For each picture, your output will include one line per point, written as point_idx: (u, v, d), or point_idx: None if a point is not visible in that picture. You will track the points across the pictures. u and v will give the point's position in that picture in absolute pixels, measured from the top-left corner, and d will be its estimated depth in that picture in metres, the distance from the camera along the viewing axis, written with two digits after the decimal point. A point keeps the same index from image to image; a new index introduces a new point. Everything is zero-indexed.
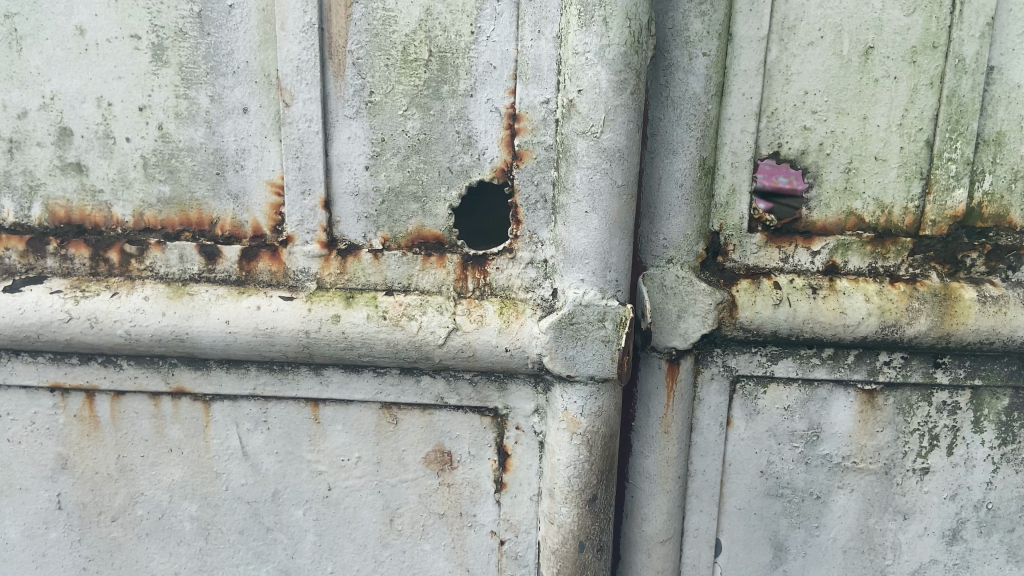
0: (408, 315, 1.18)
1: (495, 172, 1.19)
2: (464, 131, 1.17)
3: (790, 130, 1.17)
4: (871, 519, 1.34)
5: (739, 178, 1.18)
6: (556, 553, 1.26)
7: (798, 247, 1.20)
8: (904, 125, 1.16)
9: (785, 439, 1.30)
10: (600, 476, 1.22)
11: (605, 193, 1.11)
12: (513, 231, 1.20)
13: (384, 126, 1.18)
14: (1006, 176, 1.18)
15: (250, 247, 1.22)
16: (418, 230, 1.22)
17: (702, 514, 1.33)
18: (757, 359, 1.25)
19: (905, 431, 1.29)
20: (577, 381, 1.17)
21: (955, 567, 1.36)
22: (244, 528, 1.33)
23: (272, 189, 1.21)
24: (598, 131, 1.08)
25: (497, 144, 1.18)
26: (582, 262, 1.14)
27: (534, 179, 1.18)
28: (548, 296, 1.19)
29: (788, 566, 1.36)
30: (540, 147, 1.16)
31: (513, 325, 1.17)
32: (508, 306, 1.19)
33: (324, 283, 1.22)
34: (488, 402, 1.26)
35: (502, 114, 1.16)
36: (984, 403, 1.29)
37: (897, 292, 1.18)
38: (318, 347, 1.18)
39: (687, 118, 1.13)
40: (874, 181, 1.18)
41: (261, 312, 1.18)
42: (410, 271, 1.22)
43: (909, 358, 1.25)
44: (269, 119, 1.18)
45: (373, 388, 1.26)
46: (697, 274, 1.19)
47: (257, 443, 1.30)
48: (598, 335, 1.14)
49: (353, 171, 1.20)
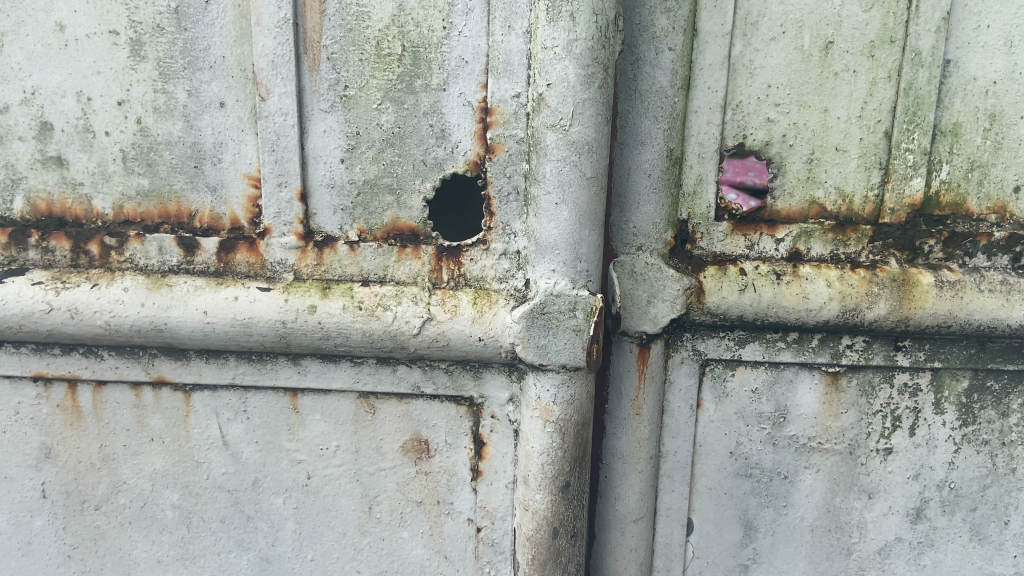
0: (383, 305, 1.21)
1: (468, 165, 1.22)
2: (438, 124, 1.21)
3: (754, 123, 1.21)
4: (837, 498, 1.38)
5: (706, 168, 1.22)
6: (531, 539, 1.30)
7: (762, 235, 1.24)
8: (864, 117, 1.21)
9: (753, 421, 1.34)
10: (573, 463, 1.26)
11: (575, 185, 1.14)
12: (486, 222, 1.23)
13: (359, 120, 1.21)
14: (963, 166, 1.23)
15: (228, 238, 1.25)
16: (394, 221, 1.25)
17: (674, 494, 1.38)
18: (725, 343, 1.29)
19: (868, 412, 1.34)
20: (550, 370, 1.20)
21: (919, 545, 1.41)
22: (226, 517, 1.36)
23: (249, 182, 1.23)
24: (567, 124, 1.11)
25: (470, 137, 1.21)
26: (553, 253, 1.17)
27: (507, 172, 1.21)
28: (521, 287, 1.22)
29: (757, 545, 1.41)
30: (511, 140, 1.19)
31: (486, 315, 1.20)
32: (482, 296, 1.22)
33: (301, 274, 1.25)
34: (464, 391, 1.29)
35: (474, 107, 1.20)
36: (945, 384, 1.32)
37: (857, 278, 1.22)
38: (295, 337, 1.21)
39: (654, 110, 1.17)
40: (835, 171, 1.23)
41: (239, 303, 1.21)
42: (386, 262, 1.25)
43: (871, 342, 1.29)
44: (245, 113, 1.21)
45: (350, 377, 1.29)
46: (666, 261, 1.23)
47: (237, 433, 1.32)
48: (570, 325, 1.18)
49: (328, 163, 1.23)
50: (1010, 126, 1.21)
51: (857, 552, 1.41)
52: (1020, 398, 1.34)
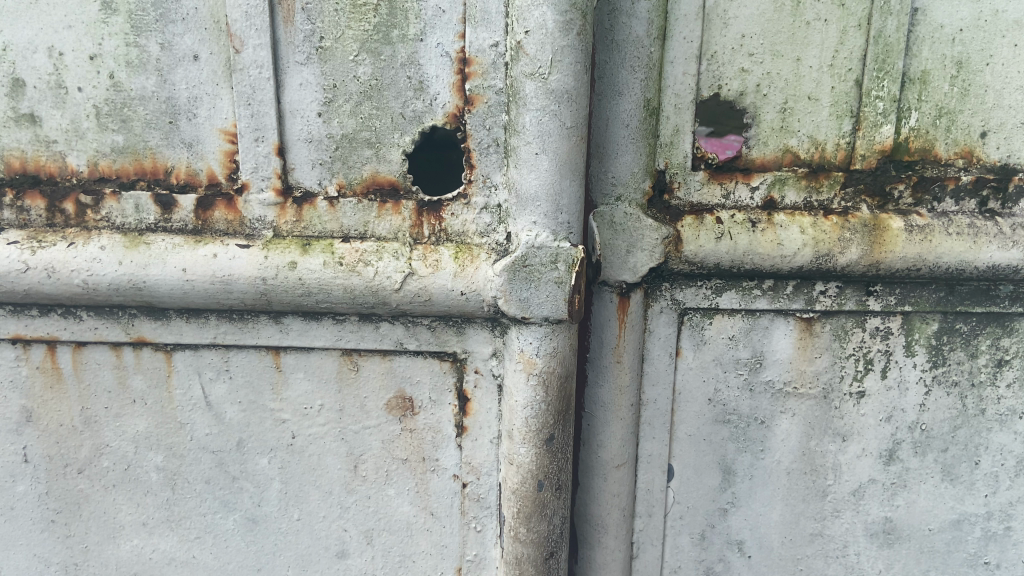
0: (364, 261, 1.22)
1: (447, 117, 1.23)
2: (415, 76, 1.21)
3: (728, 73, 1.23)
4: (813, 442, 1.43)
5: (682, 119, 1.24)
6: (516, 493, 1.33)
7: (738, 183, 1.27)
8: (835, 65, 1.23)
9: (731, 367, 1.38)
10: (556, 416, 1.28)
11: (555, 135, 1.15)
12: (467, 176, 1.24)
13: (336, 73, 1.21)
14: (931, 113, 1.26)
15: (205, 195, 1.25)
16: (373, 176, 1.25)
17: (655, 441, 1.41)
18: (703, 292, 1.32)
19: (841, 356, 1.37)
20: (532, 323, 1.23)
21: (892, 485, 1.46)
22: (211, 478, 1.37)
23: (225, 137, 1.24)
24: (547, 72, 1.13)
25: (448, 89, 1.22)
26: (534, 204, 1.19)
27: (486, 124, 1.22)
28: (502, 240, 1.24)
29: (736, 489, 1.45)
30: (490, 91, 1.21)
31: (468, 269, 1.22)
32: (463, 251, 1.24)
33: (280, 231, 1.25)
34: (447, 346, 1.31)
35: (452, 58, 1.20)
36: (915, 327, 1.36)
37: (829, 224, 1.25)
38: (275, 294, 1.22)
39: (631, 60, 1.18)
40: (807, 119, 1.25)
41: (218, 260, 1.21)
42: (365, 218, 1.26)
43: (843, 287, 1.33)
44: (220, 66, 1.21)
45: (332, 334, 1.30)
46: (645, 211, 1.25)
47: (220, 392, 1.33)
48: (551, 276, 1.20)
49: (306, 118, 1.23)
50: (976, 73, 1.24)
51: (832, 494, 1.46)
52: (988, 339, 1.38)
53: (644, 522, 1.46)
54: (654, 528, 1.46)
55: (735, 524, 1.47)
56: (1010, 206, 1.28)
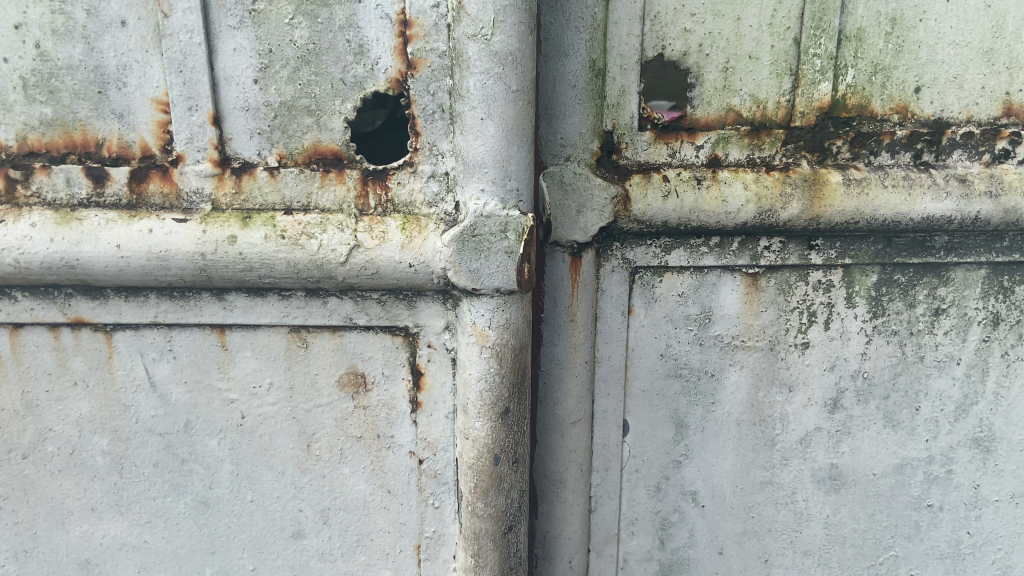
0: (308, 234, 1.22)
1: (390, 82, 1.23)
2: (355, 40, 1.21)
3: (671, 33, 1.25)
4: (761, 393, 1.48)
5: (627, 80, 1.26)
6: (473, 467, 1.34)
7: (683, 142, 1.30)
8: (774, 24, 1.26)
9: (681, 323, 1.41)
10: (511, 388, 1.30)
11: (500, 99, 1.17)
12: (412, 144, 1.25)
13: (271, 38, 1.20)
14: (867, 70, 1.30)
15: (140, 168, 1.24)
16: (315, 145, 1.25)
17: (610, 397, 1.45)
18: (652, 250, 1.35)
19: (786, 310, 1.42)
20: (484, 295, 1.24)
21: (837, 433, 1.52)
22: (159, 461, 1.38)
23: (158, 107, 1.23)
24: (489, 34, 1.14)
25: (391, 54, 1.21)
26: (481, 171, 1.20)
27: (430, 89, 1.22)
28: (452, 211, 1.25)
29: (689, 441, 1.50)
30: (433, 54, 1.21)
31: (415, 240, 1.22)
32: (411, 221, 1.24)
33: (220, 204, 1.25)
34: (398, 321, 1.31)
35: (393, 20, 1.20)
36: (856, 279, 1.41)
37: (771, 179, 1.29)
38: (215, 269, 1.22)
39: (576, 21, 1.20)
40: (748, 78, 1.29)
41: (154, 235, 1.20)
42: (309, 189, 1.26)
43: (787, 242, 1.37)
44: (149, 32, 1.19)
45: (278, 311, 1.30)
46: (594, 171, 1.27)
47: (164, 372, 1.34)
48: (501, 246, 1.21)
49: (241, 85, 1.22)
50: (910, 29, 1.28)
51: (780, 443, 1.52)
52: (925, 289, 1.42)
53: (601, 477, 1.50)
54: (611, 483, 1.51)
55: (688, 475, 1.52)
56: (943, 158, 1.33)
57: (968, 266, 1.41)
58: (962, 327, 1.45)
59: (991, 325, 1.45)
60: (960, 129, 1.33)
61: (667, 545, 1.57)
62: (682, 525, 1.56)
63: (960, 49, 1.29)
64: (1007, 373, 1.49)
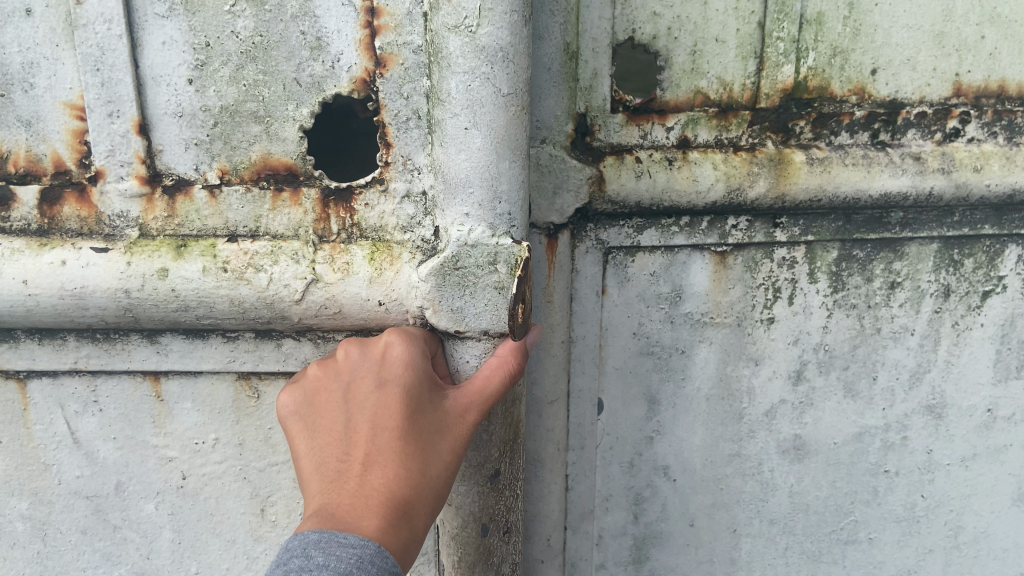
0: (255, 266, 1.20)
1: (356, 82, 1.21)
2: (311, 32, 1.19)
3: (641, 17, 1.28)
4: (728, 367, 1.53)
5: (600, 63, 1.27)
6: (456, 538, 1.32)
7: (654, 124, 1.33)
8: (740, 8, 1.30)
9: (653, 302, 1.45)
10: (500, 449, 1.30)
11: (487, 104, 1.12)
12: (384, 156, 1.23)
13: (209, 30, 1.18)
14: (827, 52, 1.34)
15: (52, 187, 1.23)
16: (264, 158, 1.24)
17: (585, 376, 1.48)
18: (625, 231, 1.38)
19: (752, 286, 1.47)
20: (471, 336, 1.20)
21: (801, 404, 1.58)
22: (87, 527, 1.40)
23: (73, 113, 1.22)
24: (473, 25, 1.09)
25: (357, 50, 1.20)
26: (467, 191, 1.16)
27: (403, 93, 1.21)
28: (429, 236, 1.24)
29: (661, 417, 1.54)
30: (406, 49, 1.19)
31: (385, 273, 1.20)
32: (381, 250, 1.23)
33: (148, 227, 1.24)
34: None
35: (358, 9, 1.18)
36: (817, 256, 1.46)
37: (739, 159, 1.33)
38: (141, 304, 1.20)
39: (551, 5, 1.22)
40: (715, 61, 1.32)
41: (69, 266, 1.19)
42: (258, 211, 1.25)
43: (753, 221, 1.41)
44: (59, 23, 1.17)
45: (224, 357, 1.30)
46: (569, 152, 1.29)
47: (90, 427, 1.34)
48: (490, 280, 1.16)
49: (172, 85, 1.20)
50: (866, 13, 1.33)
51: (747, 415, 1.57)
52: (881, 263, 1.48)
53: (577, 455, 1.53)
54: (586, 461, 1.54)
55: (660, 450, 1.57)
56: (898, 137, 1.39)
57: (921, 240, 1.47)
58: (916, 299, 1.52)
59: (942, 296, 1.52)
60: (913, 109, 1.39)
61: (641, 519, 1.61)
62: (655, 499, 1.60)
63: (913, 32, 1.35)
64: (957, 342, 1.56)
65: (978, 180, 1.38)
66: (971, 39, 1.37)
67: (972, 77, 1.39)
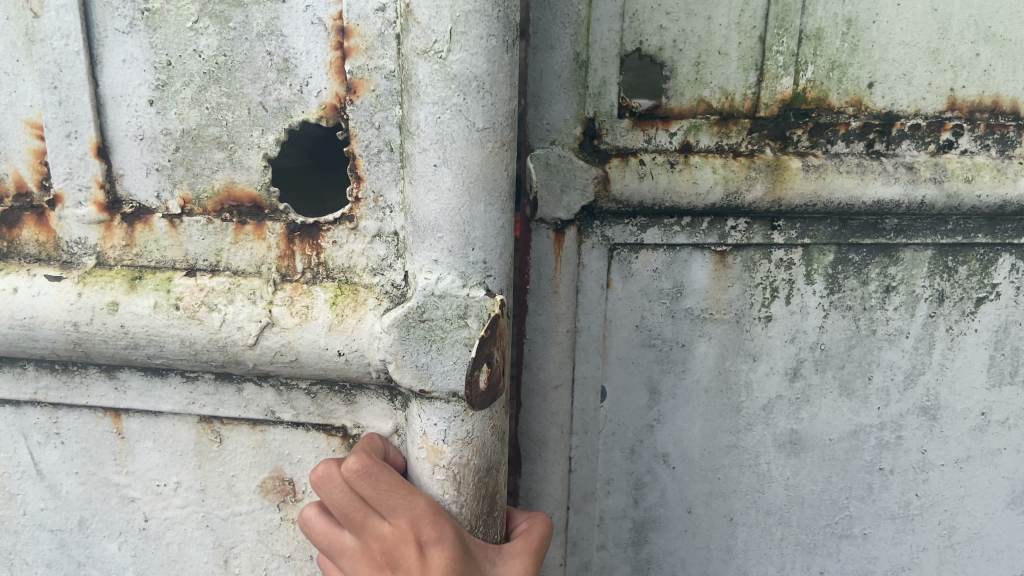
0: (209, 304, 1.23)
1: (325, 108, 1.21)
2: (279, 51, 1.19)
3: (648, 30, 1.38)
4: (727, 362, 1.61)
5: (608, 71, 1.38)
6: None
7: (658, 129, 1.42)
8: (742, 23, 1.39)
9: (655, 297, 1.55)
10: (476, 516, 1.23)
11: (458, 139, 1.10)
12: (355, 190, 1.23)
13: (170, 48, 1.21)
14: (825, 66, 1.43)
15: (13, 211, 1.29)
16: (227, 188, 1.26)
17: (589, 364, 1.58)
18: (629, 229, 1.48)
19: (750, 285, 1.55)
20: (438, 396, 1.18)
21: (798, 400, 1.65)
22: (52, 561, 1.43)
23: (33, 132, 1.26)
24: (445, 52, 1.07)
25: (328, 74, 1.19)
26: (435, 234, 1.15)
27: (375, 122, 1.20)
28: (400, 284, 1.23)
29: (661, 407, 1.63)
30: (377, 74, 1.18)
31: (348, 321, 1.20)
32: (345, 293, 1.24)
33: (105, 255, 1.29)
34: (332, 419, 1.30)
35: (328, 27, 1.17)
36: (814, 258, 1.54)
37: (738, 164, 1.43)
38: (90, 335, 1.24)
39: (562, 17, 1.32)
40: (718, 72, 1.41)
41: (19, 294, 1.25)
42: (219, 244, 1.27)
43: (751, 223, 1.50)
44: (20, 38, 1.22)
45: (184, 400, 1.32)
46: (576, 154, 1.39)
47: (53, 460, 1.39)
48: (459, 335, 1.15)
49: (132, 106, 1.24)
50: (864, 30, 1.41)
51: (745, 409, 1.65)
52: (876, 268, 1.56)
53: (580, 439, 1.64)
54: (589, 445, 1.64)
55: (660, 439, 1.66)
56: (893, 148, 1.47)
57: (915, 246, 1.54)
58: (910, 303, 1.59)
59: (936, 301, 1.59)
60: (908, 121, 1.46)
61: (641, 504, 1.71)
62: (654, 486, 1.69)
63: (909, 48, 1.43)
64: (951, 346, 1.63)
65: (969, 191, 1.44)
66: (966, 56, 1.44)
67: (967, 93, 1.46)
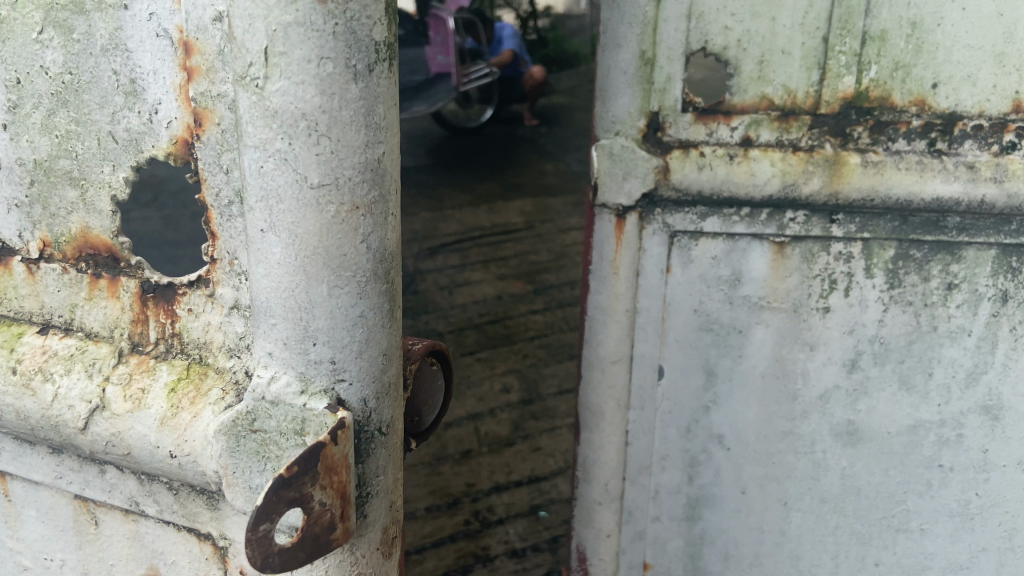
0: (45, 374, 0.99)
1: (175, 144, 0.90)
2: (125, 69, 0.88)
3: (714, 30, 1.49)
4: (784, 350, 1.67)
5: (673, 68, 1.52)
6: None
7: (720, 123, 1.53)
8: (805, 24, 1.47)
9: (713, 283, 1.64)
10: None
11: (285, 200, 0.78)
12: (208, 251, 0.92)
13: (17, 62, 0.93)
14: (889, 66, 1.48)
15: None
16: (83, 234, 0.98)
17: (648, 343, 1.70)
18: (690, 216, 1.59)
19: (809, 276, 1.62)
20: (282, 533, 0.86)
21: (855, 392, 1.69)
22: None
23: None
24: (261, 80, 0.76)
25: (176, 99, 0.88)
26: (271, 320, 0.84)
27: (221, 162, 0.87)
28: (245, 375, 0.92)
29: (717, 389, 1.72)
30: (220, 102, 0.85)
31: (181, 416, 0.92)
32: (190, 378, 0.95)
33: None
34: (198, 524, 0.99)
35: (172, 40, 0.85)
36: (874, 253, 1.59)
37: (796, 158, 1.52)
38: None
39: (630, 18, 1.48)
40: (781, 71, 1.50)
41: None
42: (73, 299, 1.01)
43: (810, 215, 1.56)
44: None
45: (52, 471, 1.05)
46: (640, 144, 1.55)
47: None
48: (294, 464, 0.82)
49: None
50: (928, 32, 1.46)
51: (801, 397, 1.70)
52: (938, 265, 1.58)
53: (637, 414, 1.76)
54: (646, 419, 1.76)
55: (716, 420, 1.74)
56: (955, 147, 1.50)
57: (978, 246, 1.55)
58: (973, 301, 1.60)
59: (1000, 301, 1.60)
60: (971, 121, 1.49)
61: (695, 481, 1.80)
62: (709, 464, 1.78)
63: (974, 51, 1.46)
64: (1015, 347, 1.62)
65: None
66: None
67: None
